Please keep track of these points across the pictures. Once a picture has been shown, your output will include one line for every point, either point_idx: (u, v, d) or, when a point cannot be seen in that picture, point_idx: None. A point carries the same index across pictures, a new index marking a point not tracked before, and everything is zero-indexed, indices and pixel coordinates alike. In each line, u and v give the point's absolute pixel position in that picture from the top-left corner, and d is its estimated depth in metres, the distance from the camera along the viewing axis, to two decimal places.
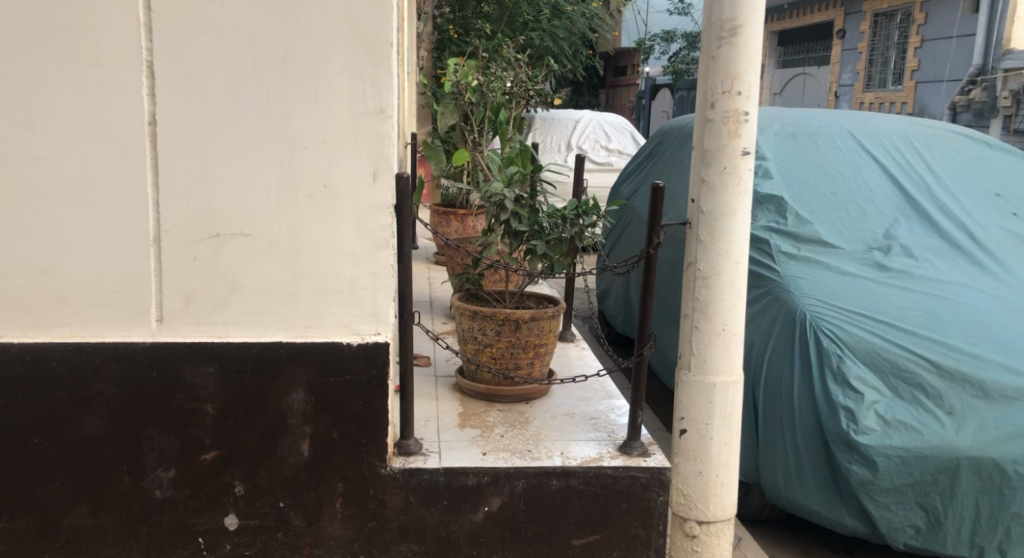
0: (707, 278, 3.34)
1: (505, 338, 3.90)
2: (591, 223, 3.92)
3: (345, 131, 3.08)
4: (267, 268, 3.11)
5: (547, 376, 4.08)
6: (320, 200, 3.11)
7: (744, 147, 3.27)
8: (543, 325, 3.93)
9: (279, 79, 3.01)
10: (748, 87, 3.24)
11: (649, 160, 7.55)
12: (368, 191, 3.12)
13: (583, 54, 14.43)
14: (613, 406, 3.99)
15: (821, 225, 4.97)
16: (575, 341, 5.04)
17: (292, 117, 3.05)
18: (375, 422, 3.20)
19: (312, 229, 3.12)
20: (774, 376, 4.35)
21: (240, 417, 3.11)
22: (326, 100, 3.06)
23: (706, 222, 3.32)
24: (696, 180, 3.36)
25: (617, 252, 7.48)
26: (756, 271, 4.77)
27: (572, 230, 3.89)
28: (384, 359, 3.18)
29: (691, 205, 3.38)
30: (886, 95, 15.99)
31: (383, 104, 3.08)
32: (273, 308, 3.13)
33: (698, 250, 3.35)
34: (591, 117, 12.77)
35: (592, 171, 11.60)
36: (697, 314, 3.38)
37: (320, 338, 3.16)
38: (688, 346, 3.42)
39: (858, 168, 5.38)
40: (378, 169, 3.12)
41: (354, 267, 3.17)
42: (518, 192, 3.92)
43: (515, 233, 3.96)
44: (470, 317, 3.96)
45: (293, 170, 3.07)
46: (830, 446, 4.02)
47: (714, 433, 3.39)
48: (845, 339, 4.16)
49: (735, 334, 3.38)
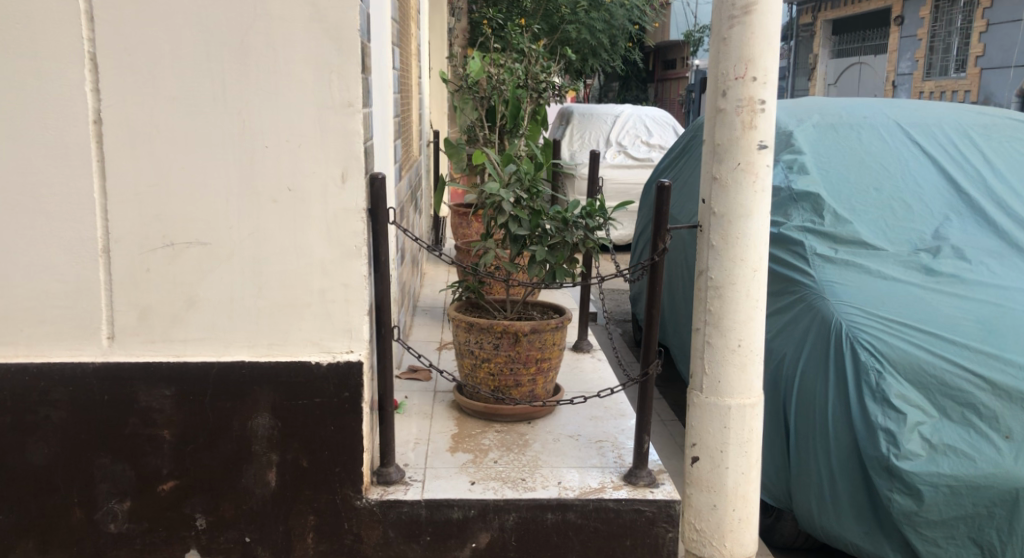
0: (720, 288, 2.97)
1: (504, 353, 3.60)
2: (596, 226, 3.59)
3: (310, 127, 2.79)
4: (228, 280, 2.83)
5: (551, 394, 3.76)
6: (285, 204, 2.82)
7: (760, 139, 2.89)
8: (546, 338, 3.62)
9: (236, 71, 2.72)
10: (764, 71, 2.87)
11: (682, 155, 7.17)
12: (337, 193, 2.83)
13: (625, 46, 14.02)
14: (622, 426, 3.65)
15: (862, 225, 4.54)
16: (591, 351, 4.69)
17: (251, 113, 2.76)
18: (349, 449, 2.91)
19: (276, 237, 2.83)
20: (806, 393, 3.94)
21: (200, 444, 2.84)
22: (289, 93, 2.76)
23: (718, 225, 2.95)
24: (707, 178, 2.99)
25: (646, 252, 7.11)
26: (789, 276, 4.36)
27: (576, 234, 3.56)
28: (357, 380, 2.89)
29: (702, 206, 3.02)
30: (947, 83, 15.25)
31: (351, 96, 2.79)
32: (235, 324, 2.85)
33: (710, 256, 2.99)
34: (631, 112, 12.35)
35: (631, 167, 11.21)
36: (708, 328, 3.02)
37: (287, 357, 2.88)
38: (700, 364, 3.06)
39: (904, 162, 4.93)
40: (348, 169, 2.83)
41: (323, 278, 2.87)
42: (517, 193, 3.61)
43: (515, 238, 3.64)
44: (466, 329, 3.65)
45: (253, 171, 2.79)
46: (869, 471, 3.61)
47: (730, 462, 3.02)
48: (886, 353, 3.74)
49: (753, 350, 3.01)
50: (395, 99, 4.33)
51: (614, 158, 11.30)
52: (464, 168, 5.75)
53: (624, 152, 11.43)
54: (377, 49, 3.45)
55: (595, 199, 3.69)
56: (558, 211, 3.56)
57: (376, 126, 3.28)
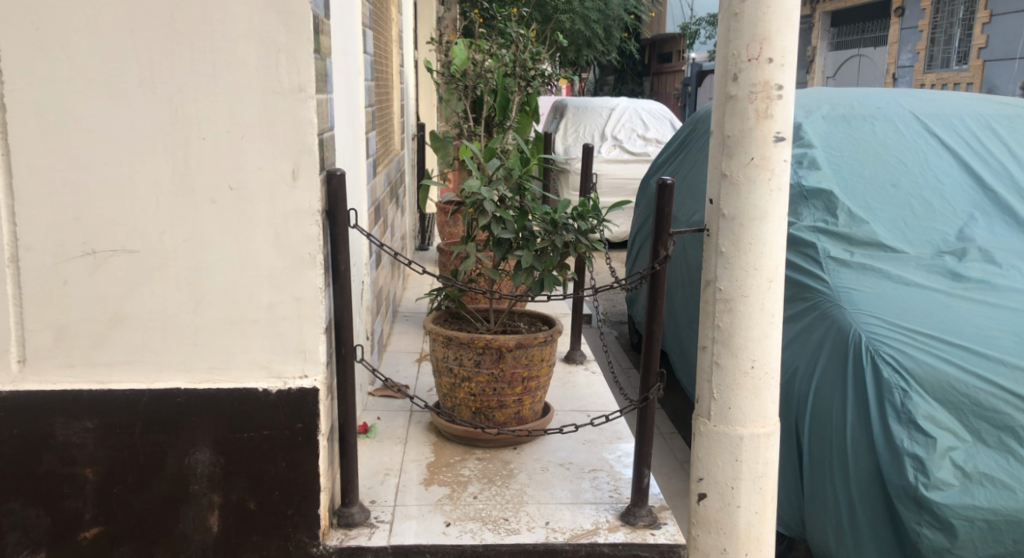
0: (730, 302, 2.58)
1: (487, 371, 3.21)
2: (589, 229, 3.20)
3: (254, 117, 2.40)
4: (160, 294, 2.43)
5: (540, 416, 3.37)
6: (226, 205, 2.43)
7: (776, 130, 2.50)
8: (533, 353, 3.23)
9: (165, 49, 2.34)
10: (783, 50, 2.47)
11: (681, 149, 6.79)
12: (286, 193, 2.44)
13: (620, 37, 13.63)
14: (620, 451, 3.25)
15: (880, 225, 4.15)
16: (584, 363, 4.30)
17: (184, 99, 2.37)
18: (303, 490, 2.52)
19: (216, 244, 2.44)
20: (821, 413, 3.55)
21: (129, 484, 2.45)
22: (229, 76, 2.37)
23: (728, 230, 2.56)
24: (715, 175, 2.60)
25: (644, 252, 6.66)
26: (800, 281, 3.97)
27: (566, 237, 3.16)
28: (312, 410, 2.50)
29: (709, 207, 2.62)
30: (948, 76, 14.85)
31: (302, 80, 2.40)
32: (168, 346, 2.45)
33: (719, 264, 2.59)
34: (627, 105, 11.96)
35: (626, 161, 10.82)
36: (717, 347, 2.63)
37: (230, 383, 2.48)
38: (708, 388, 2.67)
39: (923, 155, 4.55)
40: (299, 165, 2.44)
41: (272, 291, 2.48)
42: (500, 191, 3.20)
43: (498, 242, 3.25)
44: (445, 344, 3.25)
45: (188, 167, 2.40)
46: (893, 502, 3.22)
47: (741, 500, 2.64)
48: (911, 368, 3.35)
49: (768, 372, 2.62)
50: (368, 87, 3.93)
51: (609, 152, 10.91)
52: (450, 163, 5.34)
53: (620, 146, 11.05)
54: (341, 29, 3.04)
55: (588, 197, 3.28)
56: (545, 213, 3.16)
57: (336, 117, 2.88)
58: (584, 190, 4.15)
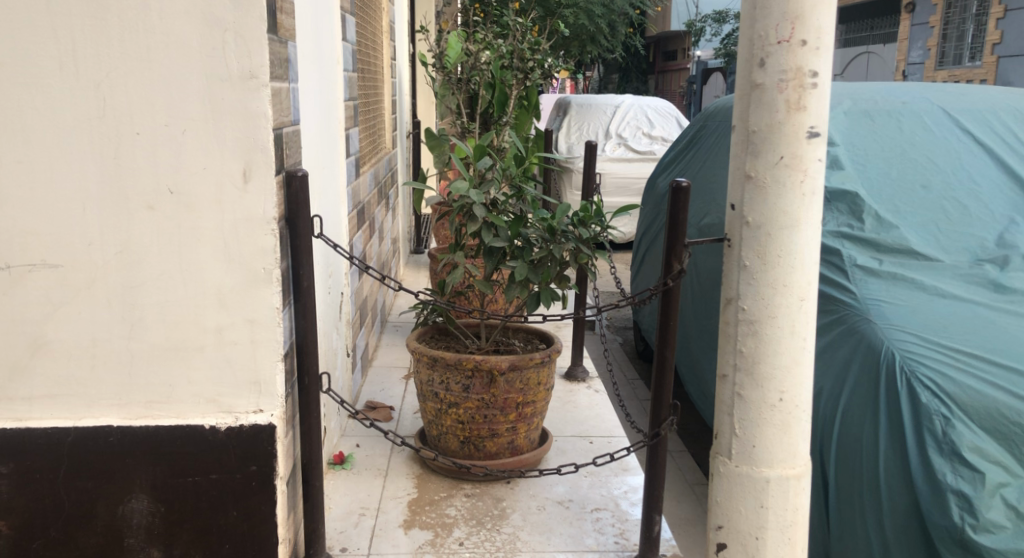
0: (755, 323, 2.22)
1: (477, 396, 2.85)
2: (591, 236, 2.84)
3: (197, 108, 2.05)
4: (88, 316, 2.08)
5: (536, 445, 3.02)
6: (165, 212, 2.08)
7: (810, 125, 2.13)
8: (528, 377, 2.87)
9: (91, 28, 1.99)
10: (818, 30, 2.09)
11: (689, 147, 6.44)
12: (236, 197, 2.09)
13: (624, 33, 13.26)
14: (628, 486, 2.90)
15: (910, 230, 3.79)
16: (586, 381, 3.93)
17: (115, 87, 2.02)
18: (257, 543, 2.17)
19: (154, 257, 2.09)
20: (849, 439, 3.17)
21: (54, 538, 2.11)
22: (167, 60, 2.02)
23: (753, 240, 2.19)
24: (737, 177, 2.23)
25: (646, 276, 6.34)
26: (823, 291, 3.59)
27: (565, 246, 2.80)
28: (268, 451, 2.15)
29: (730, 214, 2.26)
30: (961, 72, 14.44)
31: (255, 65, 2.05)
32: (99, 376, 2.10)
33: (742, 280, 2.23)
34: (632, 103, 11.60)
35: (631, 160, 10.46)
36: (739, 374, 2.26)
37: (172, 419, 2.13)
38: (728, 421, 2.30)
39: (955, 154, 4.18)
40: (252, 164, 2.09)
41: (220, 312, 2.13)
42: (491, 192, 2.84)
43: (489, 250, 2.89)
44: (429, 366, 2.90)
45: (120, 166, 2.05)
46: (935, 544, 2.84)
47: (767, 553, 2.28)
48: (953, 393, 2.97)
49: (800, 405, 2.25)
50: (348, 79, 3.57)
51: (613, 151, 10.56)
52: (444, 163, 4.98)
53: (625, 145, 10.69)
54: (309, 11, 2.69)
55: (591, 201, 2.92)
56: (541, 219, 2.80)
57: (302, 110, 2.53)
58: (586, 193, 3.80)
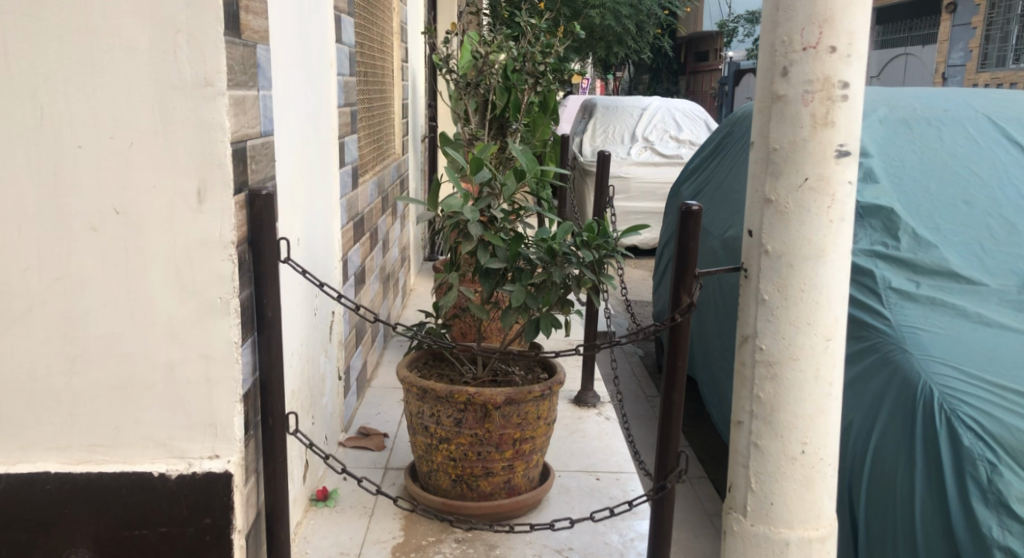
0: (774, 365, 1.94)
1: (470, 432, 2.61)
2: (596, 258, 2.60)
3: (146, 118, 1.83)
4: (25, 349, 1.87)
5: (536, 483, 2.78)
6: (110, 235, 1.86)
7: (839, 143, 1.86)
8: (526, 411, 2.63)
9: (27, 28, 1.77)
10: (850, 35, 1.83)
11: (716, 154, 6.15)
12: (189, 219, 1.87)
13: (653, 34, 12.94)
14: (634, 533, 2.66)
15: (950, 251, 3.48)
16: (597, 407, 3.68)
17: (53, 95, 1.80)
18: None
19: (98, 285, 1.87)
20: (880, 481, 2.88)
21: None
22: (111, 64, 1.80)
23: (773, 272, 1.92)
24: (755, 200, 1.97)
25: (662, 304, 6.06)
26: (854, 316, 3.29)
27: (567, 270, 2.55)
28: (223, 503, 1.93)
29: (747, 240, 1.99)
30: (1004, 75, 13.95)
31: (210, 70, 1.82)
32: (37, 415, 1.89)
33: (760, 316, 1.95)
34: (659, 105, 11.30)
35: (658, 164, 10.17)
36: (755, 422, 1.98)
37: (117, 465, 1.92)
38: (743, 475, 2.02)
39: (1001, 166, 3.85)
40: (206, 182, 1.86)
41: (171, 347, 1.90)
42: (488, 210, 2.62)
43: (485, 272, 2.67)
44: (419, 397, 2.66)
45: (59, 184, 1.83)
46: None
47: None
48: (999, 434, 2.65)
49: (826, 459, 1.97)
50: (344, 83, 3.34)
51: (639, 154, 10.32)
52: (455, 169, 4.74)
53: (651, 148, 10.40)
54: (290, 9, 2.46)
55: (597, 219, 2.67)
56: (542, 239, 2.56)
57: (278, 120, 2.30)
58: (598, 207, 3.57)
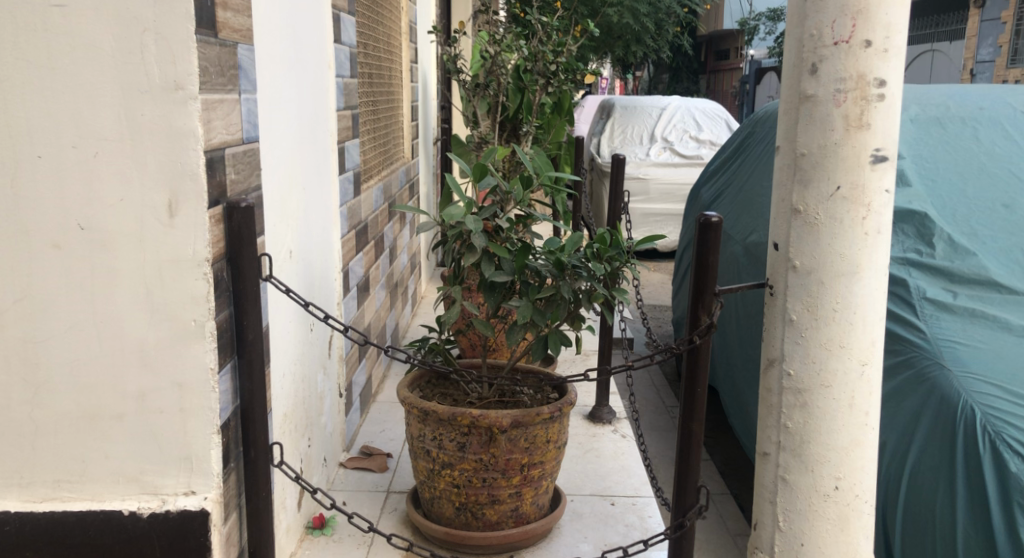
0: (803, 393, 1.75)
1: (474, 457, 2.44)
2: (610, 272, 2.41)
3: (111, 125, 1.67)
4: None
5: (546, 511, 2.60)
6: (74, 253, 1.70)
7: (875, 146, 1.67)
8: (535, 435, 2.46)
9: None
10: (887, 28, 1.64)
11: (737, 155, 5.93)
12: (160, 235, 1.71)
13: (673, 32, 12.73)
14: None
15: (989, 258, 3.27)
16: (613, 424, 3.50)
17: (11, 100, 1.65)
18: None
19: (62, 308, 1.72)
20: (915, 507, 2.67)
21: None
22: (72, 66, 1.65)
23: (801, 289, 1.73)
24: (781, 211, 1.78)
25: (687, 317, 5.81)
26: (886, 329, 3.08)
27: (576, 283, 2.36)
28: (199, 544, 1.78)
29: (773, 255, 1.81)
30: None
31: (180, 72, 1.66)
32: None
33: (787, 338, 1.76)
34: (679, 105, 11.08)
35: (678, 165, 9.96)
36: (784, 455, 1.79)
37: (85, 503, 1.78)
38: (770, 513, 1.83)
39: None
40: (177, 195, 1.70)
41: (142, 374, 1.75)
42: (492, 218, 2.46)
43: (490, 286, 2.51)
44: (420, 420, 2.49)
45: (19, 197, 1.68)
46: None
47: None
48: None
49: (863, 497, 1.77)
50: (344, 85, 3.18)
51: (658, 155, 10.08)
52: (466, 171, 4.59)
53: (670, 149, 10.19)
54: (278, 7, 2.30)
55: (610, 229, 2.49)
56: (550, 251, 2.39)
57: (263, 126, 2.14)
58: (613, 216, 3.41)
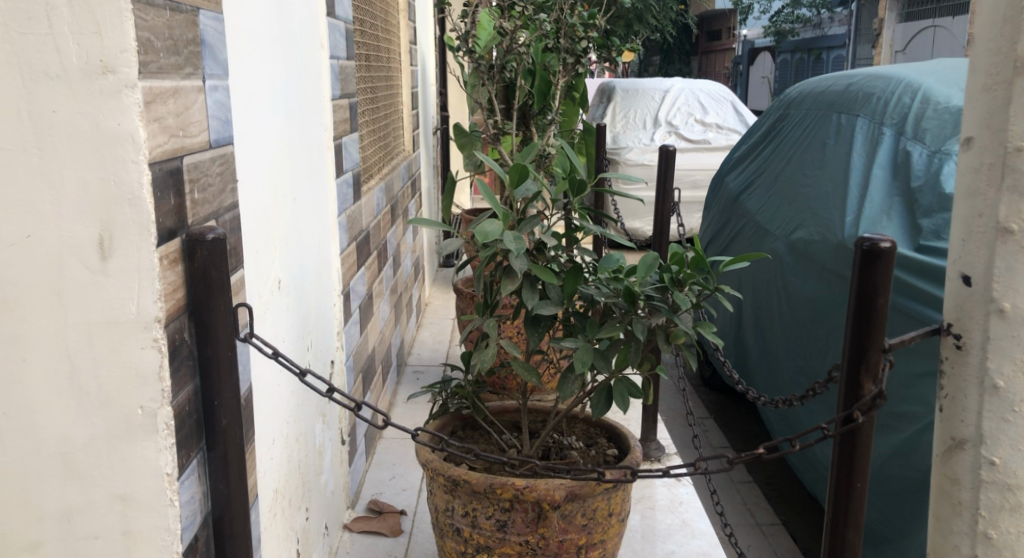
0: (1012, 485, 1.54)
1: (519, 539, 1.93)
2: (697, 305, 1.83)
3: (8, 129, 1.13)
4: None
5: None
6: None
7: None
8: (595, 508, 1.94)
9: None
10: None
11: (767, 140, 5.45)
12: (87, 288, 1.17)
13: (673, 10, 12.14)
14: None
15: None
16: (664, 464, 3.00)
17: None
18: None
19: None
20: None
21: None
22: None
23: (1013, 343, 1.49)
24: (975, 242, 1.52)
25: (734, 323, 5.11)
26: None
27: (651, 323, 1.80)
28: None
29: (963, 293, 1.56)
30: None
31: (109, 49, 1.12)
32: None
33: (988, 414, 1.53)
34: (683, 87, 10.55)
35: (685, 150, 9.43)
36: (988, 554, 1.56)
37: None
38: None
39: None
40: (112, 228, 1.16)
41: (68, 487, 1.21)
42: (531, 232, 1.93)
43: (534, 319, 1.99)
44: (449, 491, 1.99)
45: None
46: None
47: None
48: None
49: None
50: (340, 69, 2.63)
51: (664, 140, 9.54)
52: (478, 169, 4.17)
53: (676, 133, 9.65)
54: None
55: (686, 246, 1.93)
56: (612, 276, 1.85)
57: (237, 120, 1.59)
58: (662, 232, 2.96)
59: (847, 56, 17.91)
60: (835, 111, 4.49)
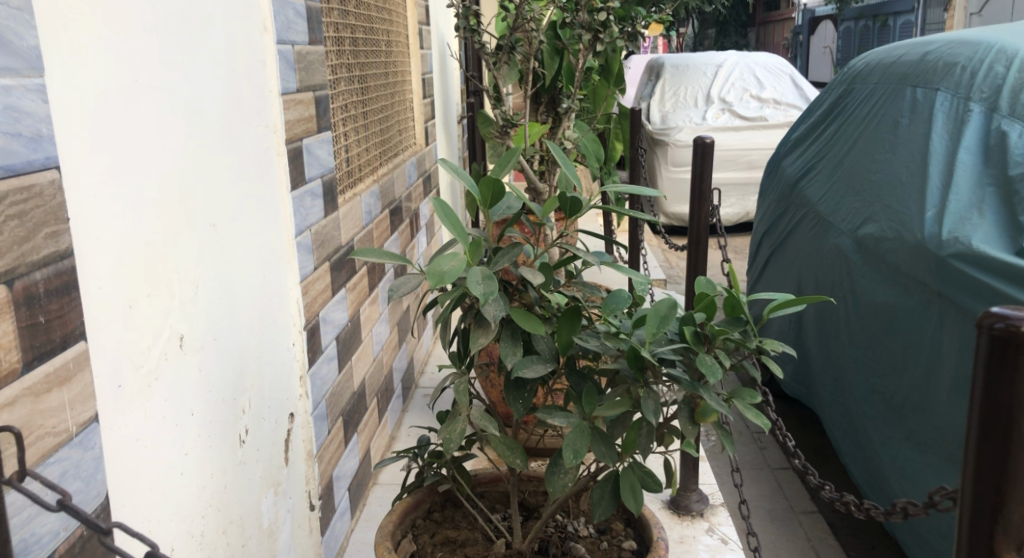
0: None
1: None
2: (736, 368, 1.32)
3: None
4: None
5: None
6: None
7: None
8: None
9: None
10: None
11: (830, 119, 4.85)
12: None
13: None
14: None
15: None
16: (707, 518, 2.49)
17: None
18: None
19: None
20: None
21: None
22: None
23: None
24: None
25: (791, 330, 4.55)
26: None
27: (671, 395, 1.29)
28: None
29: None
30: None
31: None
32: None
33: None
34: (737, 61, 9.86)
35: (739, 129, 8.76)
36: None
37: None
38: None
39: None
40: None
41: None
42: (503, 266, 1.45)
43: (519, 381, 1.49)
44: None
45: None
46: None
47: None
48: None
49: None
50: (299, 56, 2.14)
51: (716, 119, 8.88)
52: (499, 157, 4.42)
53: (730, 111, 8.98)
54: None
55: (719, 287, 1.43)
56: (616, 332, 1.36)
57: (58, 138, 1.11)
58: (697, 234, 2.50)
59: (916, 21, 16.85)
60: (910, 84, 3.88)
